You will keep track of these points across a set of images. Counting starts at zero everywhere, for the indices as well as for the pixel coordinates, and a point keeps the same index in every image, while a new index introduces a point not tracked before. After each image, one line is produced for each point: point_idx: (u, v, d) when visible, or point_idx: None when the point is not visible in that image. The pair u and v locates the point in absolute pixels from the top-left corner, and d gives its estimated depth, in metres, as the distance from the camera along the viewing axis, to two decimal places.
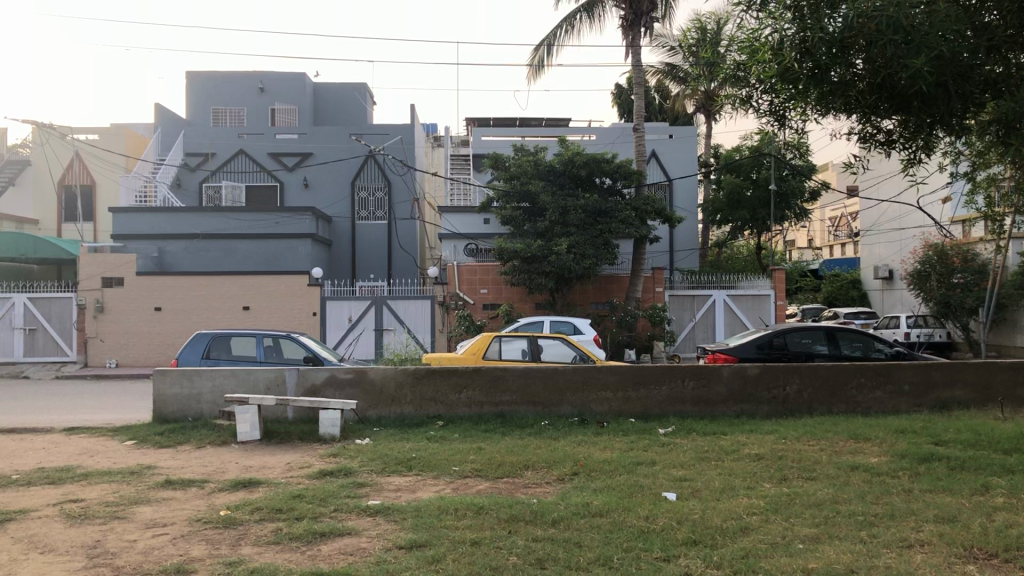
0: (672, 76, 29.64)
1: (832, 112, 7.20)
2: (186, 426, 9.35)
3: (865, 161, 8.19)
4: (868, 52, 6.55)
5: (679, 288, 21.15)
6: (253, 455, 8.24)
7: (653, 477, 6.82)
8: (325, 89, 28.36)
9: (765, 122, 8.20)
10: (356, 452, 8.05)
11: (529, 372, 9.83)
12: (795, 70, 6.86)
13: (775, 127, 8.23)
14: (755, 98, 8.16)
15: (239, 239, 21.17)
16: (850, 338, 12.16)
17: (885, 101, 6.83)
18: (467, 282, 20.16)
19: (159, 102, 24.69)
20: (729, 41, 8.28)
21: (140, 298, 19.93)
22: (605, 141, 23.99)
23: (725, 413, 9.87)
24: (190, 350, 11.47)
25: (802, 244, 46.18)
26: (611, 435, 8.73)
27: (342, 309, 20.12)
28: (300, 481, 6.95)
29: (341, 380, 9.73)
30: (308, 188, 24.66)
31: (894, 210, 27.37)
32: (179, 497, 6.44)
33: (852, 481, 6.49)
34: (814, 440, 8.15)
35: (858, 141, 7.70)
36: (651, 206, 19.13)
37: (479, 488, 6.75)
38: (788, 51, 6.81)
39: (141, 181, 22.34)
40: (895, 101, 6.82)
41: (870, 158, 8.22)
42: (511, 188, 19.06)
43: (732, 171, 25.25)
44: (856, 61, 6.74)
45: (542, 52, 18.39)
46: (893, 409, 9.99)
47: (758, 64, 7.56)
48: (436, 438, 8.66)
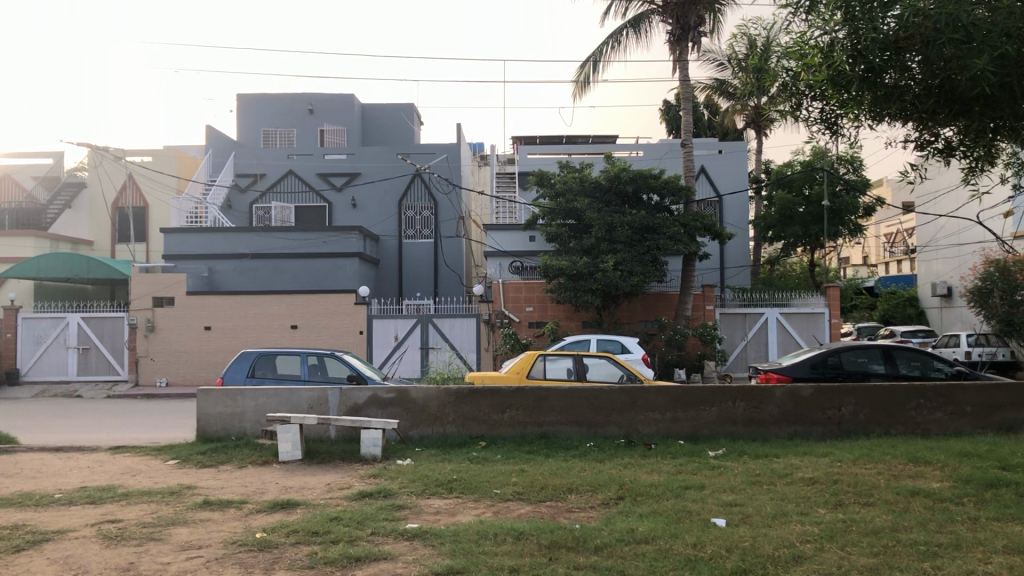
0: (721, 92, 29.34)
1: (887, 117, 6.97)
2: (229, 445, 9.30)
3: (922, 171, 7.90)
4: (924, 53, 6.32)
5: (730, 307, 20.77)
6: (293, 475, 8.15)
7: (701, 501, 6.56)
8: (372, 109, 28.57)
9: (816, 131, 7.97)
10: (397, 473, 7.92)
11: (574, 391, 9.62)
12: (846, 74, 6.65)
13: (826, 136, 8.00)
14: (805, 106, 7.94)
15: (287, 258, 21.30)
16: (908, 357, 11.74)
17: (944, 105, 6.57)
18: (513, 300, 19.86)
19: (211, 124, 25.09)
20: (778, 48, 8.10)
21: (190, 317, 20.10)
22: (653, 157, 23.76)
23: (778, 435, 9.54)
24: (235, 368, 11.46)
25: (857, 260, 45.23)
26: (659, 457, 8.47)
27: (387, 326, 20.05)
28: (339, 503, 6.83)
29: (383, 400, 9.62)
30: (356, 208, 24.78)
31: (951, 226, 26.58)
32: (216, 519, 6.35)
33: (912, 507, 6.17)
34: (871, 463, 7.81)
35: (915, 149, 7.43)
36: (700, 222, 18.81)
37: (520, 512, 6.55)
38: (839, 55, 6.60)
39: (192, 203, 22.66)
40: (954, 105, 6.55)
41: (927, 168, 7.93)
42: (556, 206, 18.95)
43: (783, 186, 24.81)
44: (912, 64, 6.51)
45: (588, 68, 18.26)
46: (955, 431, 9.57)
47: (807, 69, 7.36)
48: (479, 459, 8.49)
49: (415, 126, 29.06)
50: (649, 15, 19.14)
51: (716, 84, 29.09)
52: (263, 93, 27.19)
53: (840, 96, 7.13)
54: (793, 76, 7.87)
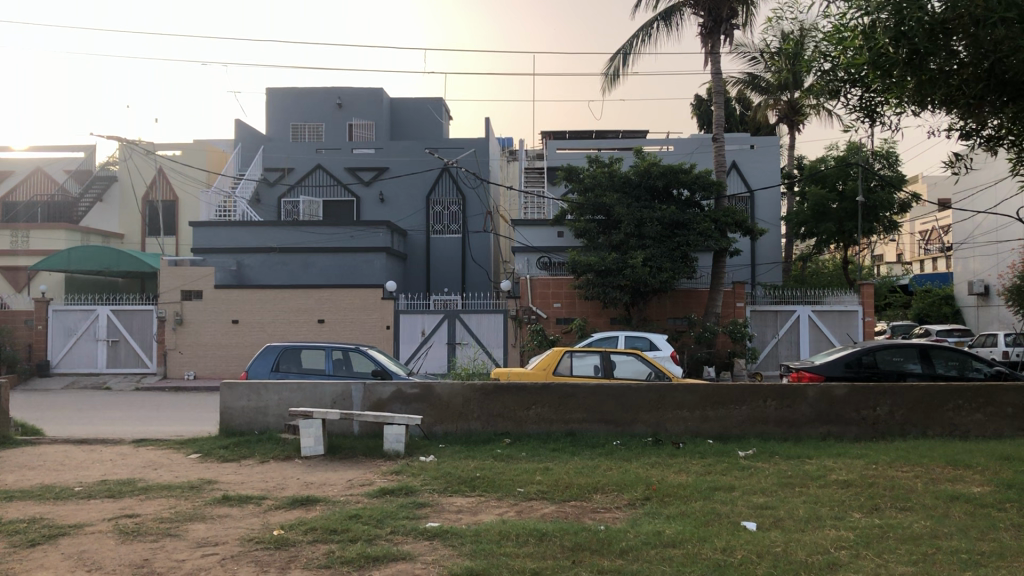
0: (753, 86, 28.99)
1: (932, 102, 6.82)
2: (251, 439, 9.22)
3: (968, 161, 7.73)
4: (973, 36, 6.16)
5: (761, 304, 20.44)
6: (315, 470, 8.04)
7: (731, 504, 6.35)
8: (401, 104, 28.48)
9: (855, 119, 7.85)
10: (419, 470, 7.79)
11: (602, 388, 9.43)
12: (889, 56, 6.51)
13: (866, 124, 7.87)
14: (843, 95, 7.77)
15: (315, 252, 21.25)
16: (946, 356, 11.44)
17: (994, 91, 6.39)
18: (541, 295, 19.76)
19: (240, 119, 25.12)
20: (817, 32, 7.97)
21: (218, 311, 20.14)
22: (684, 151, 23.46)
23: (811, 435, 9.29)
24: (260, 362, 11.39)
25: (891, 258, 44.60)
26: (687, 457, 8.27)
27: (415, 322, 20.03)
28: (359, 500, 6.70)
29: (407, 395, 9.50)
30: (384, 203, 24.74)
31: (991, 222, 26.03)
32: (235, 515, 6.24)
33: (952, 512, 5.92)
34: (908, 466, 7.56)
35: (960, 137, 7.26)
36: (731, 217, 18.49)
37: (544, 511, 6.39)
38: (881, 37, 6.46)
39: (221, 196, 22.72)
40: (1006, 90, 6.37)
41: (973, 158, 7.75)
42: (584, 201, 18.76)
43: (816, 182, 24.39)
44: (959, 48, 6.34)
45: (618, 60, 18.02)
46: (995, 433, 9.28)
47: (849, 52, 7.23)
48: (503, 456, 8.34)
49: (443, 119, 28.95)
50: (680, 8, 18.83)
51: (749, 79, 28.79)
52: (291, 88, 27.19)
53: (881, 82, 6.95)
54: (831, 66, 7.70)
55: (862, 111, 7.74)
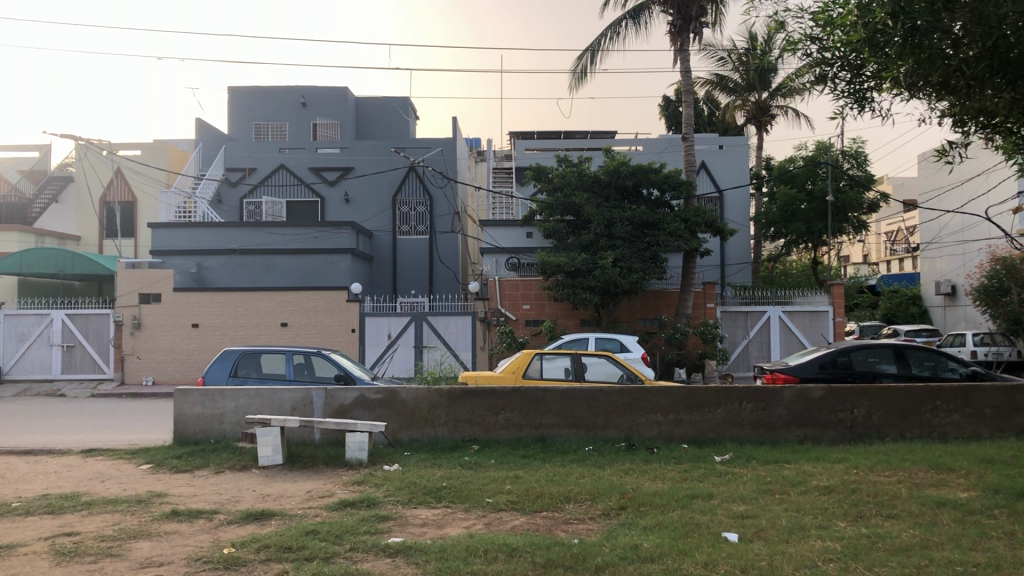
0: (722, 86, 28.94)
1: (925, 85, 6.82)
2: (206, 449, 8.78)
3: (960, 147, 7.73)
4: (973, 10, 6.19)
5: (731, 305, 20.26)
6: (273, 482, 7.63)
7: (711, 513, 6.05)
8: (366, 102, 28.01)
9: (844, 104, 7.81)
10: (383, 480, 7.40)
11: (573, 392, 9.12)
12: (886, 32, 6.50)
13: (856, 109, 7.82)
14: (833, 79, 7.83)
15: (278, 254, 20.69)
16: (921, 357, 11.25)
17: (994, 70, 6.41)
18: (510, 297, 19.40)
19: (200, 118, 24.52)
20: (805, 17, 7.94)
21: (177, 314, 19.59)
22: (653, 151, 23.27)
23: (787, 438, 9.04)
24: (218, 368, 10.95)
25: (858, 259, 44.89)
26: (662, 463, 7.97)
27: (381, 325, 19.50)
28: (318, 514, 6.31)
29: (370, 401, 9.12)
30: (349, 203, 24.27)
31: (957, 222, 26.13)
32: (183, 531, 5.82)
33: (940, 520, 5.67)
34: (890, 470, 7.31)
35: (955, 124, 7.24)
36: (702, 217, 18.28)
37: (514, 523, 6.05)
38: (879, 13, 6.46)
39: (182, 197, 22.12)
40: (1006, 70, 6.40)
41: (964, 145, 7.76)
42: (553, 201, 18.48)
43: (785, 182, 24.28)
44: (957, 25, 6.38)
45: (586, 59, 17.75)
46: (973, 435, 9.08)
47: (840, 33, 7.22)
48: (471, 465, 7.97)
49: (409, 120, 28.54)
50: (649, 6, 18.61)
51: (718, 79, 28.69)
52: (255, 87, 26.65)
53: (876, 62, 7.02)
54: (818, 46, 7.78)
55: (849, 95, 7.81)
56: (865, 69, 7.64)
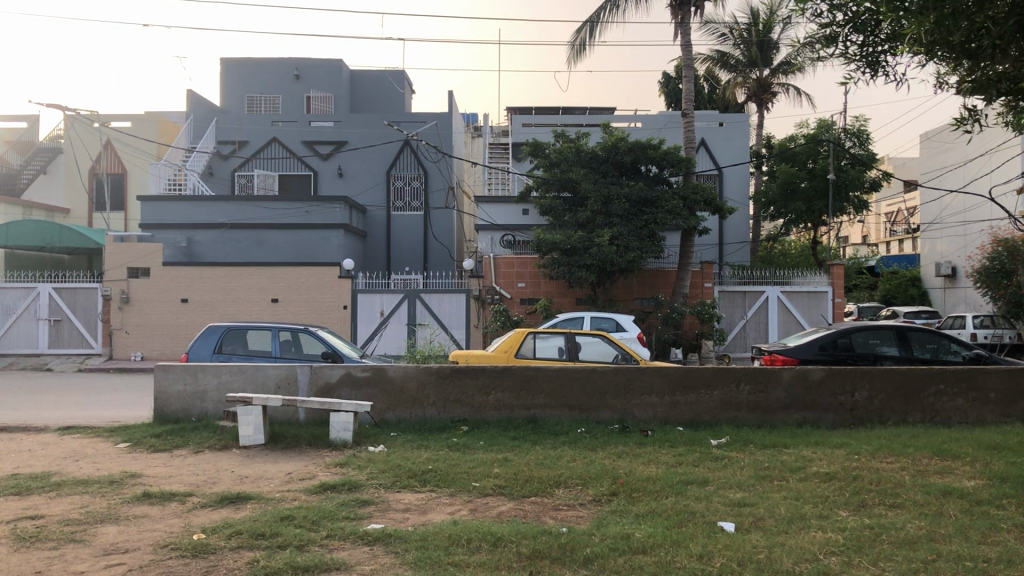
0: (722, 64, 28.50)
1: (948, 45, 6.50)
2: (187, 428, 8.51)
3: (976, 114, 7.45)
4: None
5: (728, 285, 19.99)
6: (253, 463, 7.36)
7: (706, 501, 5.78)
8: (361, 76, 27.57)
9: (855, 67, 7.53)
10: (366, 461, 7.13)
11: (566, 372, 8.85)
12: None
13: (868, 72, 7.54)
14: (844, 39, 7.52)
15: (270, 229, 20.42)
16: (924, 340, 10.98)
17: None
18: (505, 275, 19.04)
19: (192, 89, 24.11)
20: None
21: (166, 289, 19.28)
22: (652, 127, 22.91)
23: (786, 422, 8.79)
24: (201, 344, 10.67)
25: (857, 240, 44.68)
26: (657, 446, 7.70)
27: (373, 302, 19.21)
28: (296, 498, 6.04)
29: (357, 379, 8.84)
30: (342, 177, 23.92)
31: (958, 202, 25.82)
32: (154, 515, 5.55)
33: (946, 510, 5.40)
34: (893, 456, 7.05)
35: (974, 89, 6.94)
36: (700, 195, 17.98)
37: (501, 509, 5.80)
38: None
39: (173, 169, 21.85)
40: None
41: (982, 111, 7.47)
42: (550, 176, 18.16)
43: (785, 160, 23.94)
44: None
45: (585, 32, 17.37)
46: (977, 420, 8.83)
47: None
48: (458, 446, 7.70)
49: (405, 94, 28.13)
50: None
51: (719, 55, 28.23)
52: (249, 59, 26.22)
53: (895, 18, 6.69)
54: (829, 6, 7.48)
55: (862, 58, 7.48)
56: (878, 29, 7.33)
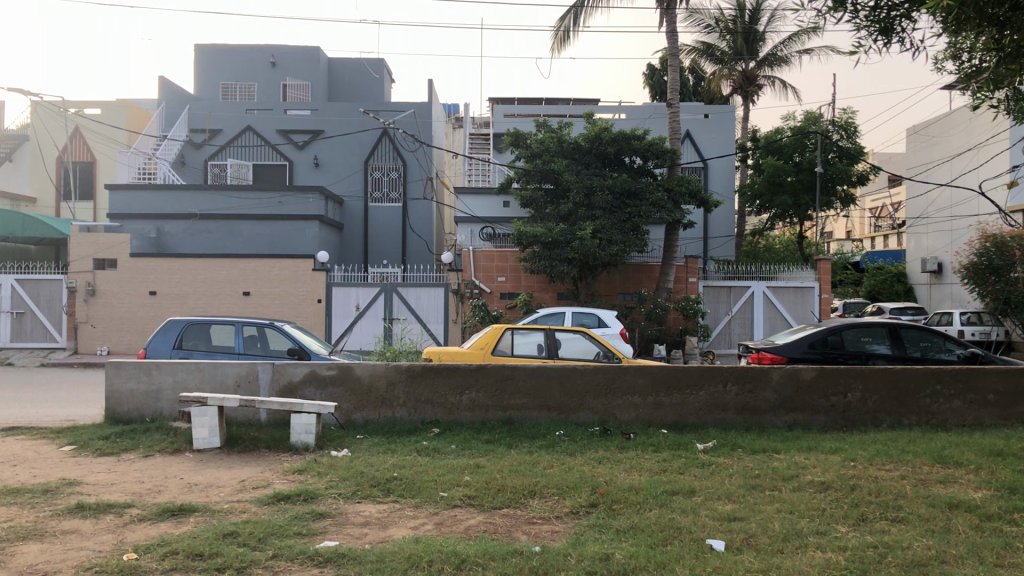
0: (707, 56, 28.02)
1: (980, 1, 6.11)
2: (138, 429, 7.96)
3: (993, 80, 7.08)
4: None
5: (713, 280, 19.55)
6: (205, 468, 6.84)
7: (693, 514, 5.30)
8: (339, 64, 26.98)
9: (866, 35, 7.00)
10: (327, 467, 6.62)
11: (544, 371, 8.36)
12: None
13: (879, 41, 7.04)
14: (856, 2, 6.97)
15: (243, 219, 19.84)
16: (917, 338, 10.54)
17: None
18: (484, 269, 18.68)
19: (165, 76, 23.48)
20: None
21: (134, 281, 18.64)
22: (637, 118, 22.48)
23: (775, 424, 8.34)
24: (160, 339, 10.08)
25: (841, 235, 44.51)
26: (639, 451, 7.22)
27: (349, 295, 18.67)
28: (246, 510, 5.52)
29: (322, 377, 8.32)
30: (319, 167, 23.36)
31: (945, 197, 25.49)
32: (84, 531, 5.01)
33: (954, 526, 4.96)
34: (892, 463, 6.60)
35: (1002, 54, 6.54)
36: (685, 186, 17.53)
37: (469, 523, 5.30)
38: None
39: (143, 158, 21.30)
40: None
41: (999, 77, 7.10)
42: (531, 168, 17.61)
43: (771, 153, 23.52)
44: None
45: (569, 19, 16.88)
46: (974, 422, 8.40)
47: None
48: (427, 451, 7.18)
49: (385, 83, 27.59)
50: None
51: (704, 47, 27.78)
52: (223, 45, 25.56)
53: None
54: None
55: (874, 23, 6.93)
56: None
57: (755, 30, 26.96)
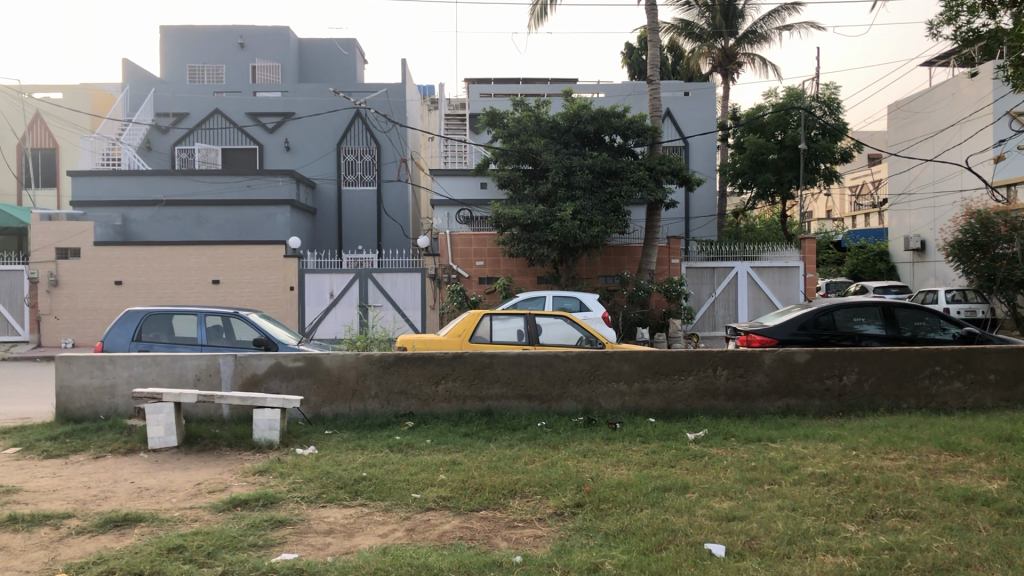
0: (686, 33, 27.50)
1: None
2: (90, 428, 7.41)
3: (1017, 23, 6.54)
4: None
5: (696, 261, 19.14)
6: (161, 471, 6.32)
7: (688, 514, 4.86)
8: (309, 45, 26.31)
9: None
10: (291, 468, 6.12)
11: (524, 358, 7.90)
12: None
13: None
14: None
15: (211, 205, 19.23)
16: (912, 317, 10.15)
17: None
18: (462, 254, 18.15)
19: (128, 59, 22.77)
20: None
21: (98, 271, 17.99)
22: (617, 96, 22.02)
23: (767, 410, 7.93)
24: (118, 331, 9.50)
25: (821, 213, 44.38)
26: (627, 443, 6.77)
27: (322, 282, 18.06)
28: (197, 518, 5.01)
29: (287, 370, 7.82)
30: (290, 151, 22.71)
31: (928, 174, 25.22)
32: (13, 548, 4.49)
33: (975, 523, 4.55)
34: (896, 451, 6.18)
35: None
36: (667, 165, 17.08)
37: (443, 529, 4.83)
38: None
39: (107, 143, 20.62)
40: None
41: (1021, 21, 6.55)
42: (509, 147, 17.07)
43: (753, 131, 23.14)
44: None
45: None
46: (976, 405, 8.02)
47: None
48: (400, 447, 6.70)
49: (357, 63, 26.93)
50: None
51: (683, 25, 27.25)
52: (189, 27, 24.84)
53: None
54: None
55: None
56: None
57: (734, 6, 26.50)
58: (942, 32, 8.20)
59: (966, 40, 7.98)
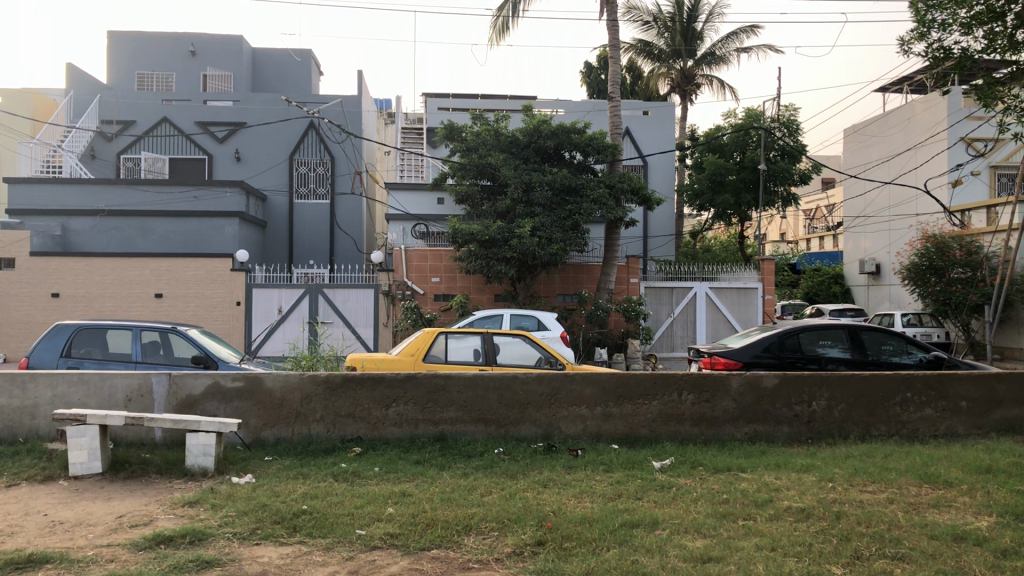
0: (645, 54, 27.40)
1: None
2: (7, 453, 6.79)
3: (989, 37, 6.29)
4: None
5: (654, 281, 18.86)
6: (81, 501, 5.74)
7: (660, 555, 4.43)
8: (263, 55, 25.73)
9: None
10: (225, 499, 5.60)
11: (481, 379, 7.45)
12: None
13: None
14: None
15: (156, 216, 18.52)
16: (877, 341, 9.90)
17: None
18: (417, 269, 17.82)
19: (72, 64, 22.01)
20: None
21: (33, 283, 17.17)
22: (577, 112, 21.79)
23: (733, 437, 7.57)
24: (45, 346, 8.85)
25: (775, 235, 44.74)
26: (590, 472, 6.35)
27: (271, 297, 17.34)
28: (114, 558, 4.48)
29: (226, 391, 7.28)
30: (240, 161, 22.07)
31: (884, 197, 25.35)
32: None
33: (969, 566, 4.20)
34: (875, 484, 5.84)
35: None
36: (627, 183, 16.83)
37: (390, 571, 4.35)
38: None
39: (47, 150, 19.83)
40: None
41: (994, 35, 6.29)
42: (466, 162, 16.70)
43: (712, 151, 23.11)
44: None
45: (507, 9, 16.05)
46: (947, 432, 7.74)
47: None
48: (345, 476, 6.19)
49: (311, 73, 26.39)
50: None
51: (642, 45, 27.15)
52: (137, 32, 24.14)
53: None
54: None
55: None
56: None
57: (693, 27, 26.47)
58: (912, 50, 7.91)
59: (936, 58, 7.68)
